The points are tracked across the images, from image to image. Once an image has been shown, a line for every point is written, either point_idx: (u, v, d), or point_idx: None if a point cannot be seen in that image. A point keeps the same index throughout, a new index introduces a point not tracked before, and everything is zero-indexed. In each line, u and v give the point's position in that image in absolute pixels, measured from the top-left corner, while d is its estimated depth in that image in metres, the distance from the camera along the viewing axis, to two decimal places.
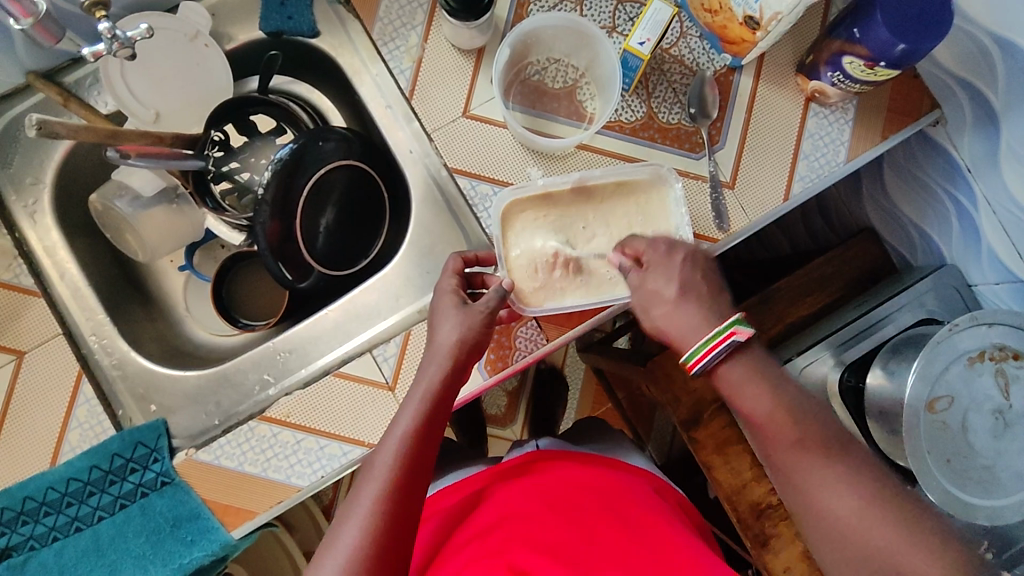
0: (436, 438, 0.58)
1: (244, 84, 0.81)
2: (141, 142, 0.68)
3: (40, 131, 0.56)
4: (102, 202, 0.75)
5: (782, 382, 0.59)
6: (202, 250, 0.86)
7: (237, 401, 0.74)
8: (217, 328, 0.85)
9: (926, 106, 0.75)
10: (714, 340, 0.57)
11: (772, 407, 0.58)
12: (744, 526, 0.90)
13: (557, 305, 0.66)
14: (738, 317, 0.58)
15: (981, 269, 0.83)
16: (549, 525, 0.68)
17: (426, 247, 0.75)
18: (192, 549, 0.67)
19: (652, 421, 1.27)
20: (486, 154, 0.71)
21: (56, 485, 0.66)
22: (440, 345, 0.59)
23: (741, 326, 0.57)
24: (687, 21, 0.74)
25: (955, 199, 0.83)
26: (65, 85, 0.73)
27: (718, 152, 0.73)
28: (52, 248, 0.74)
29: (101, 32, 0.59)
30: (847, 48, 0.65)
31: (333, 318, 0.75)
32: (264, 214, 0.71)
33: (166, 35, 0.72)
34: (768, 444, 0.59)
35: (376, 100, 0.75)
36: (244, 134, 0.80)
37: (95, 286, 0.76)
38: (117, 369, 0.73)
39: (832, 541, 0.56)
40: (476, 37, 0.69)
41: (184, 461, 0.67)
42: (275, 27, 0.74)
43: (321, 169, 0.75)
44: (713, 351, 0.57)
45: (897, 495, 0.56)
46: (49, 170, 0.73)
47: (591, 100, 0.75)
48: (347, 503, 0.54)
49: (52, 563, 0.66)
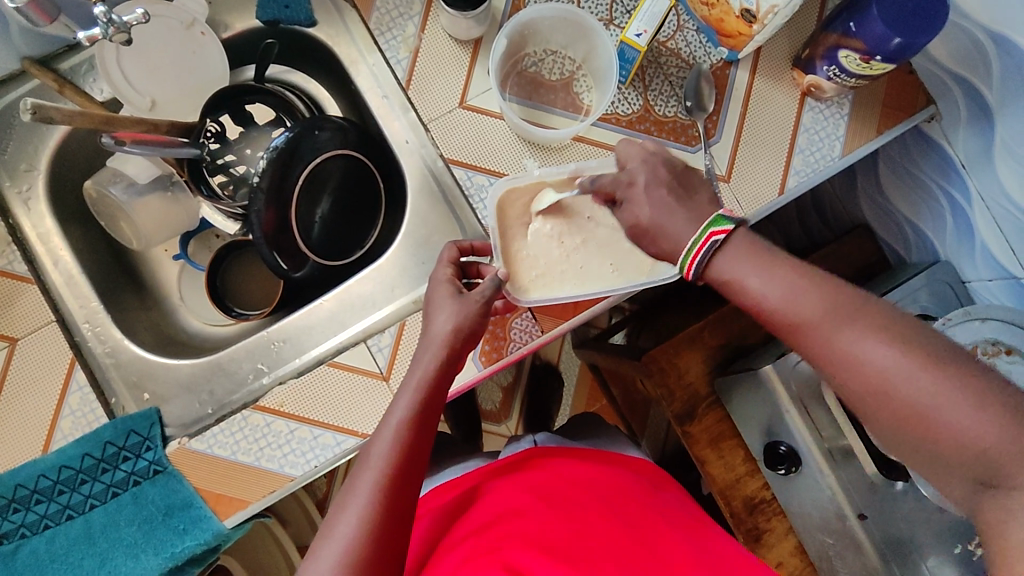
0: (432, 427, 0.58)
1: (240, 73, 0.81)
2: (136, 129, 0.67)
3: (35, 116, 0.56)
4: (97, 189, 0.75)
5: (781, 264, 0.53)
6: (196, 239, 0.86)
7: (231, 391, 0.74)
8: (212, 318, 0.84)
9: (921, 102, 0.75)
10: (695, 243, 0.55)
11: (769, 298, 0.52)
12: (738, 521, 0.91)
13: (552, 296, 0.66)
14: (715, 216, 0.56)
15: (975, 265, 0.83)
16: (545, 518, 0.68)
17: (422, 237, 0.75)
18: (184, 538, 0.67)
19: (647, 418, 1.26)
20: (483, 145, 0.71)
21: (48, 472, 0.65)
22: (435, 333, 0.58)
23: (719, 227, 0.55)
24: (684, 14, 0.74)
25: (950, 195, 0.83)
26: (60, 72, 0.72)
27: (714, 145, 0.73)
28: (46, 235, 0.74)
29: (97, 16, 0.59)
30: (843, 41, 0.65)
31: (328, 308, 0.75)
32: (260, 202, 0.71)
33: (161, 22, 0.72)
34: (784, 332, 0.52)
35: (372, 89, 0.75)
36: (240, 125, 0.80)
37: (89, 274, 0.75)
38: (110, 357, 0.73)
39: (900, 434, 0.47)
40: (473, 27, 0.69)
41: (176, 449, 0.67)
42: (271, 16, 0.74)
43: (317, 158, 0.75)
44: (698, 252, 0.55)
45: (941, 350, 0.46)
46: (43, 156, 0.73)
47: (588, 92, 0.75)
48: (343, 493, 0.54)
49: (43, 551, 0.66)
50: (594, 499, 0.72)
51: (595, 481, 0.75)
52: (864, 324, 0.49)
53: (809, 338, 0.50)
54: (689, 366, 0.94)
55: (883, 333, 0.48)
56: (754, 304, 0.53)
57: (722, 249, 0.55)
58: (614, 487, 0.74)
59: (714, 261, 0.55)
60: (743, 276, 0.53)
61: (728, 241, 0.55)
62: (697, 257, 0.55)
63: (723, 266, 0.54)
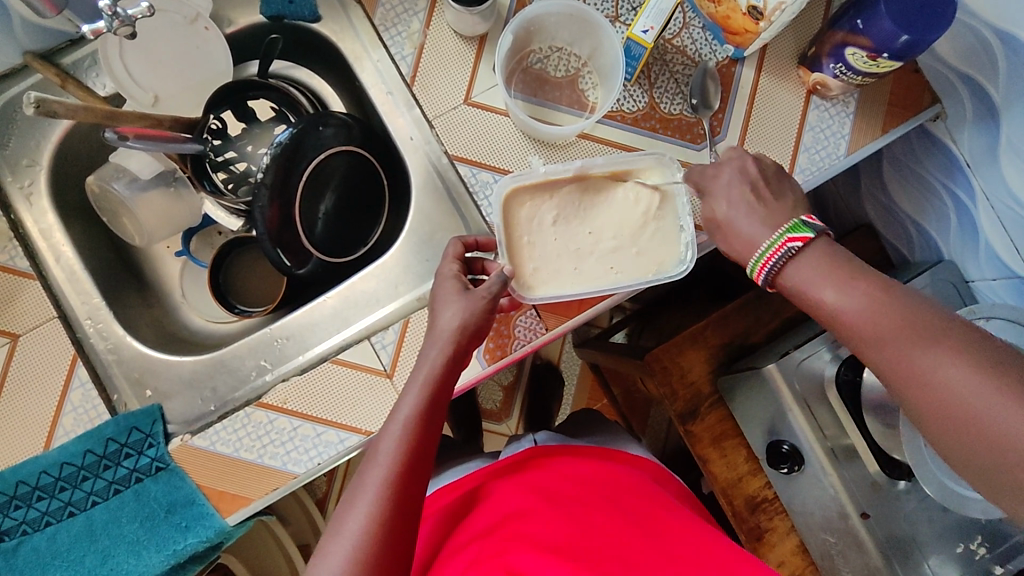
0: (438, 423, 0.57)
1: (243, 69, 0.80)
2: (141, 124, 0.67)
3: (39, 109, 0.55)
4: (99, 184, 0.75)
5: (857, 273, 0.52)
6: (198, 236, 0.85)
7: (233, 388, 0.73)
8: (213, 315, 0.84)
9: (927, 101, 0.75)
10: (765, 254, 0.55)
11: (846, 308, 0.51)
12: (740, 520, 0.90)
13: (555, 292, 0.66)
14: (790, 227, 0.55)
15: (979, 265, 0.83)
16: (550, 517, 0.67)
17: (425, 235, 0.75)
18: (186, 536, 0.67)
19: (647, 416, 1.27)
20: (488, 142, 0.71)
21: (50, 469, 0.65)
22: (441, 330, 0.58)
23: (796, 233, 0.55)
24: (690, 12, 0.74)
25: (954, 195, 0.83)
26: (63, 66, 0.72)
27: (719, 143, 0.73)
28: (48, 231, 0.73)
29: (101, 9, 0.59)
30: (851, 39, 0.65)
31: (331, 305, 0.74)
32: (264, 197, 0.71)
33: (166, 17, 0.71)
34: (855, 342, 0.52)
35: (376, 86, 0.75)
36: (242, 121, 0.80)
37: (91, 271, 0.75)
38: (112, 354, 0.73)
39: (964, 452, 0.46)
40: (479, 23, 0.69)
41: (179, 447, 0.67)
42: (275, 12, 0.73)
43: (321, 154, 0.74)
44: (766, 265, 0.55)
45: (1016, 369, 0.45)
46: (46, 152, 0.72)
47: (593, 89, 0.75)
48: (351, 490, 0.54)
49: (45, 548, 0.65)
50: (599, 497, 0.72)
51: (599, 479, 0.75)
52: (940, 346, 0.47)
53: (884, 354, 0.50)
54: (692, 365, 0.93)
55: (966, 357, 0.46)
56: (829, 315, 0.52)
57: (794, 260, 0.54)
58: (619, 485, 0.74)
59: (785, 272, 0.55)
60: (815, 287, 0.53)
61: (805, 250, 0.54)
62: (764, 270, 0.56)
63: (795, 275, 0.54)
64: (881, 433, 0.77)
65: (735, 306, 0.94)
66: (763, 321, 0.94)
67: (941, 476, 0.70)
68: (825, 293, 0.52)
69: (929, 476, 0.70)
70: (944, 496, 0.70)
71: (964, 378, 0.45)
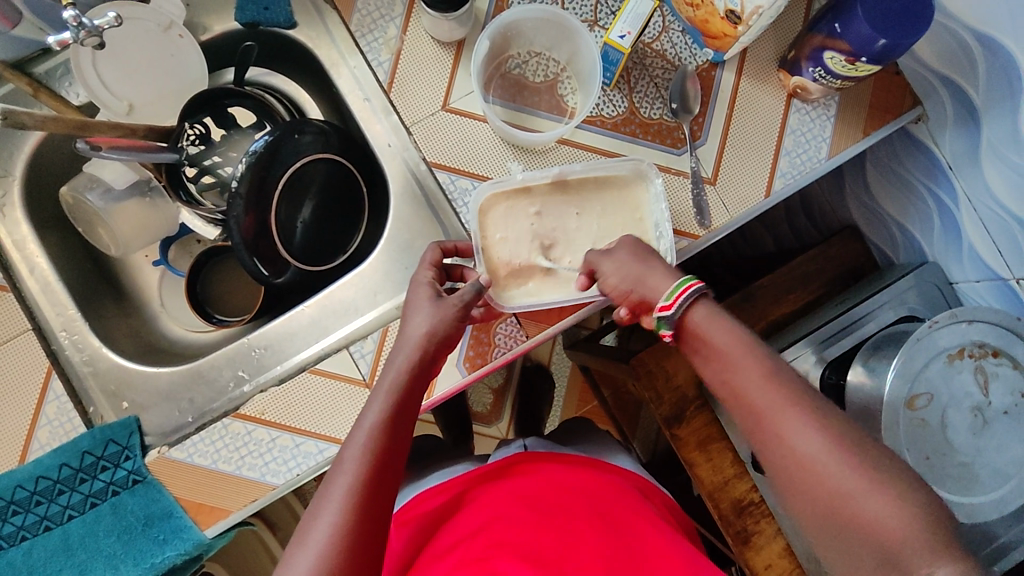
0: (406, 431, 0.57)
1: (219, 76, 0.80)
2: (112, 133, 0.67)
3: (6, 122, 0.54)
4: (73, 194, 0.74)
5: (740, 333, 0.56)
6: (177, 245, 0.85)
7: (212, 398, 0.73)
8: (194, 324, 0.83)
9: (907, 105, 0.74)
10: (685, 284, 0.57)
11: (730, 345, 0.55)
12: (727, 524, 0.89)
13: (533, 301, 0.66)
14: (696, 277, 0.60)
15: (962, 268, 0.83)
16: (526, 525, 0.67)
17: (405, 242, 0.74)
18: (164, 549, 0.66)
19: (638, 420, 1.26)
20: (466, 148, 0.70)
21: (25, 483, 0.64)
22: (409, 335, 0.58)
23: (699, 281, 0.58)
24: (669, 15, 0.74)
25: (936, 196, 0.83)
26: (35, 76, 0.71)
27: (699, 147, 0.72)
28: (22, 242, 0.73)
29: (67, 20, 0.58)
30: (829, 43, 0.65)
31: (310, 313, 0.74)
32: (239, 207, 0.70)
33: (138, 25, 0.71)
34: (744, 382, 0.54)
35: (354, 92, 0.74)
36: (222, 127, 0.78)
37: (66, 281, 0.74)
38: (88, 366, 0.72)
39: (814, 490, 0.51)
40: (455, 29, 0.68)
41: (156, 458, 0.66)
42: (250, 18, 0.73)
43: (298, 161, 0.74)
44: (687, 293, 0.56)
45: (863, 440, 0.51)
46: (19, 162, 0.72)
47: (572, 94, 0.74)
48: (317, 499, 0.52)
49: (21, 563, 0.65)
50: (578, 504, 0.72)
51: (578, 486, 0.75)
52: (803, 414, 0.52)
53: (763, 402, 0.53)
54: (678, 368, 0.92)
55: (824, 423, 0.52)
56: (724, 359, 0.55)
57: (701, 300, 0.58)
58: (600, 492, 0.74)
59: (697, 307, 0.57)
60: (717, 326, 0.56)
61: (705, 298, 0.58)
62: (684, 296, 0.56)
63: (701, 314, 0.57)
64: None
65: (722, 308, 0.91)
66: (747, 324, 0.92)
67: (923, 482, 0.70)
68: (726, 333, 0.56)
69: None
70: None
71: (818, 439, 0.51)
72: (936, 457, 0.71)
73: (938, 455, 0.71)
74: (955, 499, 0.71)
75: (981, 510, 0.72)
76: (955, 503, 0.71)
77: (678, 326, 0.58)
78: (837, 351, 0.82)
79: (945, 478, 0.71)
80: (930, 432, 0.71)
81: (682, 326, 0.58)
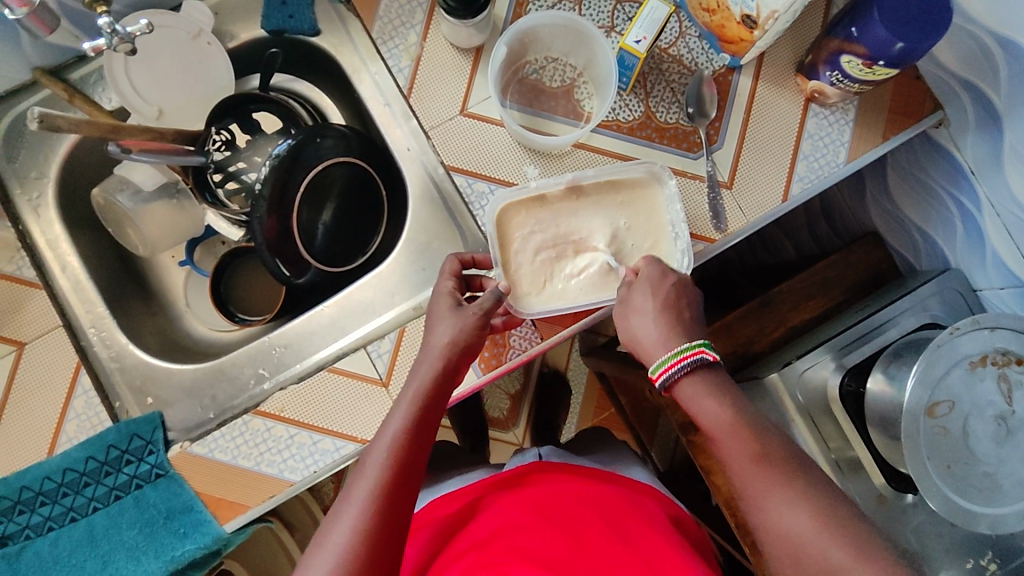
0: (428, 439, 0.58)
1: (245, 82, 0.82)
2: (143, 137, 0.69)
3: (42, 124, 0.57)
4: (104, 197, 0.77)
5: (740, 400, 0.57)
6: (202, 246, 0.87)
7: (232, 396, 0.74)
8: (216, 324, 0.85)
9: (928, 108, 0.74)
10: (680, 353, 0.58)
11: (729, 418, 0.56)
12: (743, 533, 0.86)
13: (551, 305, 0.66)
14: (703, 342, 0.59)
15: (987, 274, 0.82)
16: (540, 533, 0.67)
17: (423, 243, 0.76)
18: (185, 542, 0.68)
19: (655, 427, 1.25)
20: (483, 152, 0.71)
21: (53, 475, 0.66)
22: (433, 346, 0.60)
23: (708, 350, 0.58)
24: (686, 21, 0.74)
25: (959, 202, 0.82)
26: (70, 81, 0.74)
27: (716, 152, 0.73)
28: (55, 241, 0.75)
29: (101, 27, 0.61)
30: (846, 47, 0.65)
31: (329, 314, 0.76)
32: (262, 209, 0.73)
33: (169, 33, 0.74)
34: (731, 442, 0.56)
35: (374, 98, 0.76)
36: (249, 133, 0.80)
37: (96, 280, 0.77)
38: (115, 362, 0.74)
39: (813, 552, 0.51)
40: (474, 35, 0.70)
41: (178, 453, 0.68)
42: (275, 26, 0.75)
43: (319, 165, 0.75)
44: (678, 364, 0.57)
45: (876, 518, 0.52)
46: (53, 164, 0.75)
47: (589, 99, 0.75)
48: (338, 503, 0.54)
49: (47, 553, 0.67)
50: (592, 512, 0.71)
51: (592, 496, 0.75)
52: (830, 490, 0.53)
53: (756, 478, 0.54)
54: None
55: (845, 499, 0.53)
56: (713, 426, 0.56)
57: (699, 370, 0.58)
58: (613, 504, 0.74)
59: (690, 377, 0.58)
60: (706, 399, 0.57)
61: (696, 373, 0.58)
62: (674, 368, 0.58)
63: (690, 385, 0.58)
64: (883, 446, 0.76)
65: (739, 315, 0.91)
66: (764, 330, 0.91)
67: (945, 490, 0.69)
68: (716, 409, 0.56)
69: (934, 492, 0.69)
70: (951, 512, 0.69)
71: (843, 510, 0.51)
72: (958, 466, 0.70)
73: (961, 464, 0.70)
74: (979, 510, 0.70)
75: (1005, 521, 0.70)
76: (979, 513, 0.70)
77: (671, 390, 0.60)
78: (858, 357, 0.81)
79: (968, 488, 0.70)
80: (952, 441, 0.70)
81: (675, 390, 0.59)
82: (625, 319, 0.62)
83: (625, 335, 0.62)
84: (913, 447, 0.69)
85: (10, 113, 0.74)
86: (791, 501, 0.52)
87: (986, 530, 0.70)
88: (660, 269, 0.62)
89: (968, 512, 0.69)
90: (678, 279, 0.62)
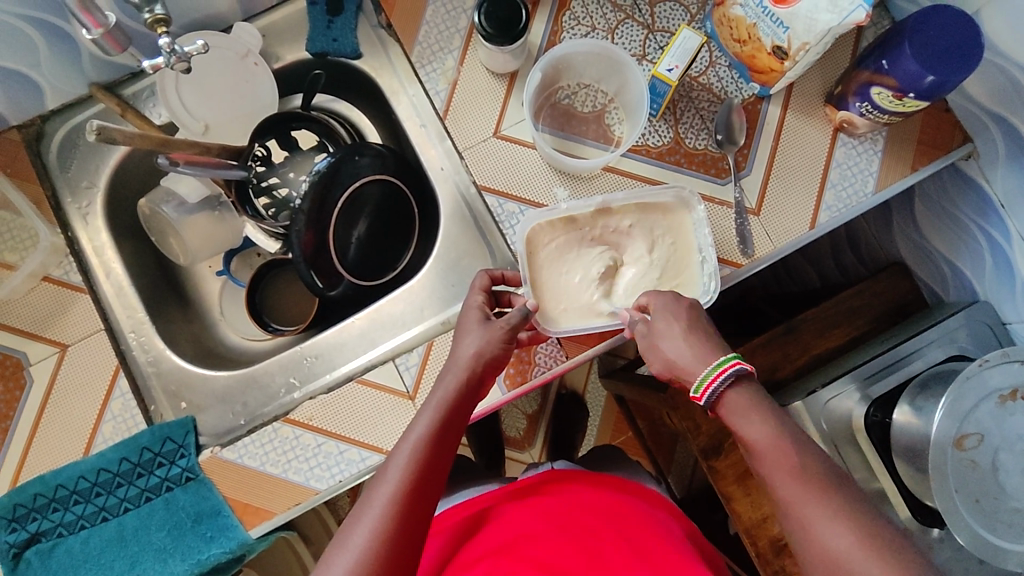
0: (451, 447, 0.59)
1: (288, 101, 0.86)
2: (189, 151, 0.72)
3: (99, 136, 0.60)
4: (150, 207, 0.81)
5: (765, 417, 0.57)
6: (239, 257, 0.90)
7: (263, 403, 0.77)
8: (249, 333, 0.88)
9: (957, 141, 0.75)
10: (720, 366, 0.57)
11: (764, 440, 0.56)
12: (764, 562, 0.85)
13: (579, 324, 0.67)
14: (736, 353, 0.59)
15: (1017, 307, 0.81)
16: (559, 547, 0.67)
17: (453, 260, 0.77)
18: (211, 546, 0.69)
19: (673, 454, 1.24)
20: (516, 173, 0.73)
21: (87, 474, 0.68)
22: (460, 355, 0.61)
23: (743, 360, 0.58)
24: (716, 51, 0.76)
25: (987, 233, 0.81)
26: (123, 97, 0.78)
27: (744, 178, 0.74)
28: (101, 248, 0.78)
29: (162, 47, 0.63)
30: (876, 78, 0.66)
31: (360, 325, 0.78)
32: (300, 223, 0.75)
33: (219, 52, 0.77)
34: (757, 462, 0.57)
35: (411, 118, 0.79)
36: (285, 149, 0.85)
37: (138, 287, 0.79)
38: (152, 366, 0.77)
39: None
40: (510, 61, 0.72)
41: (208, 457, 0.69)
42: (320, 49, 0.78)
43: (356, 182, 0.78)
44: (720, 377, 0.57)
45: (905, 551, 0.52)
46: (103, 174, 0.78)
47: (619, 124, 0.77)
48: (359, 505, 0.55)
49: (78, 550, 0.68)
50: (611, 528, 0.71)
51: (612, 513, 0.74)
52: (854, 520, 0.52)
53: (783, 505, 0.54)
54: None
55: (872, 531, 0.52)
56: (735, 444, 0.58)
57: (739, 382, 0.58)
58: (633, 518, 0.74)
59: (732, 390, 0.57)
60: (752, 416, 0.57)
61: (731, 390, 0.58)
62: (716, 382, 0.57)
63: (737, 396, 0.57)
64: (910, 477, 0.75)
65: (763, 341, 0.91)
66: (788, 358, 0.91)
67: (973, 525, 0.68)
68: (749, 429, 0.57)
69: (962, 526, 0.68)
70: (979, 547, 0.67)
71: (865, 538, 0.51)
72: (986, 500, 0.69)
73: (989, 498, 0.69)
74: (1007, 546, 0.68)
75: None
76: (1009, 550, 0.68)
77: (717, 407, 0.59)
78: (882, 388, 0.81)
79: (997, 523, 0.69)
80: (980, 476, 0.69)
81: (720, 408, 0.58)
82: (654, 347, 0.61)
83: (660, 363, 0.61)
84: (940, 479, 0.68)
85: (65, 126, 0.78)
86: (819, 521, 0.53)
87: (1016, 567, 0.68)
88: (671, 295, 0.63)
89: (998, 548, 0.68)
90: (691, 302, 0.63)
